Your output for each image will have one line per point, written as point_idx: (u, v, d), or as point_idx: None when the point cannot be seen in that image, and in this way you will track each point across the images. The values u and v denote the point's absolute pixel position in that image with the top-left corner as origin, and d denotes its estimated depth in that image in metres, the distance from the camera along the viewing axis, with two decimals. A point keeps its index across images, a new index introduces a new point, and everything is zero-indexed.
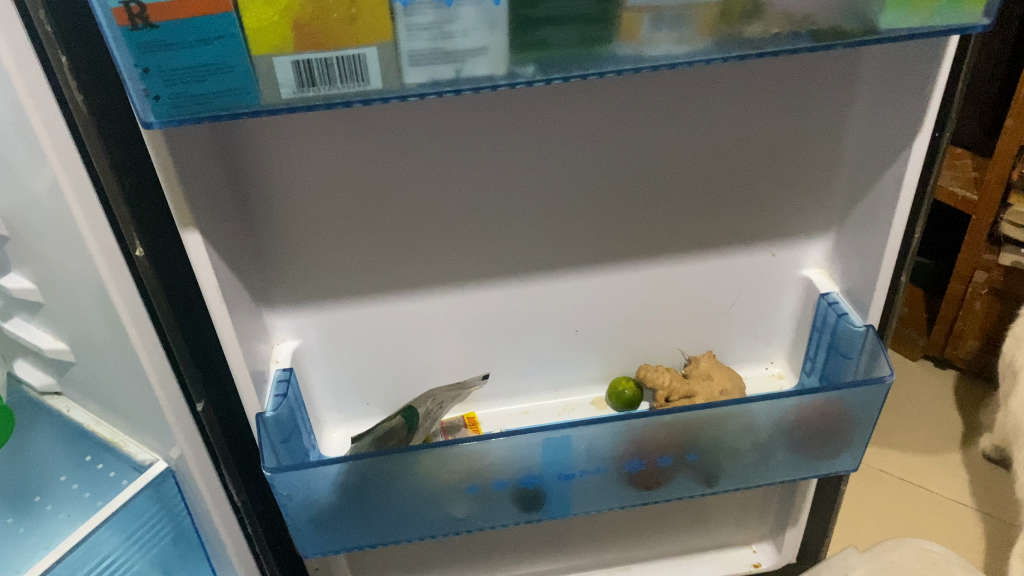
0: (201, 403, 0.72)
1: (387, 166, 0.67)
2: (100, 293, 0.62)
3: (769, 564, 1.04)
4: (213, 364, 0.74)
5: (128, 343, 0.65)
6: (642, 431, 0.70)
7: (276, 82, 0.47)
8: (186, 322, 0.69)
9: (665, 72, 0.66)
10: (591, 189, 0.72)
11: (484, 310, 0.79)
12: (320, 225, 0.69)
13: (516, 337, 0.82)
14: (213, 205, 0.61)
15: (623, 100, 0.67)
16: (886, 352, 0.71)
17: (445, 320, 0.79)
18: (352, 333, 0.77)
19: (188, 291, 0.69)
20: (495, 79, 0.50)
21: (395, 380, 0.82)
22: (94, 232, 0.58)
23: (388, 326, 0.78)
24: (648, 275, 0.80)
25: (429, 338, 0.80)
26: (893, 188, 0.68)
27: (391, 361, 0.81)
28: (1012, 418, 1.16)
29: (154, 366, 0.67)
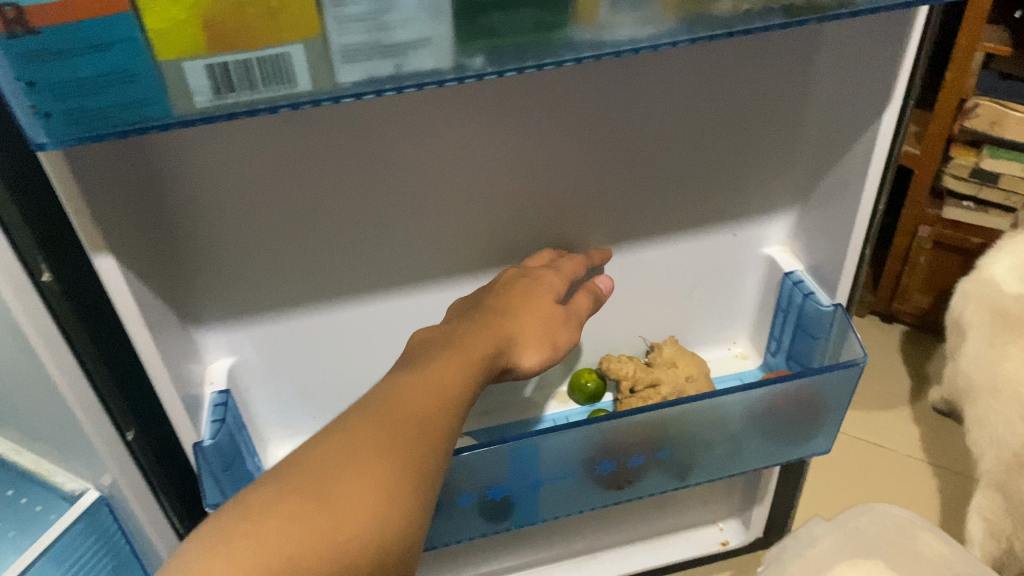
0: (132, 432, 0.65)
1: (318, 163, 0.60)
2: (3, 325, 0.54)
3: (738, 541, 1.04)
4: (139, 388, 0.67)
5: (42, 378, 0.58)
6: (613, 432, 0.67)
7: (189, 88, 0.41)
8: (104, 346, 0.62)
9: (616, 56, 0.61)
10: (543, 176, 0.67)
11: (437, 310, 0.74)
12: (252, 229, 0.63)
13: None
14: (126, 220, 0.55)
15: (573, 78, 0.61)
16: (857, 331, 0.68)
17: (394, 323, 0.73)
18: (296, 344, 0.72)
19: (102, 311, 0.62)
20: (441, 73, 0.44)
21: (345, 389, 0.77)
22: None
23: (333, 334, 0.72)
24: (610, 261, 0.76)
25: (380, 345, 0.75)
26: (863, 164, 0.64)
27: (339, 371, 0.75)
28: (965, 377, 1.09)
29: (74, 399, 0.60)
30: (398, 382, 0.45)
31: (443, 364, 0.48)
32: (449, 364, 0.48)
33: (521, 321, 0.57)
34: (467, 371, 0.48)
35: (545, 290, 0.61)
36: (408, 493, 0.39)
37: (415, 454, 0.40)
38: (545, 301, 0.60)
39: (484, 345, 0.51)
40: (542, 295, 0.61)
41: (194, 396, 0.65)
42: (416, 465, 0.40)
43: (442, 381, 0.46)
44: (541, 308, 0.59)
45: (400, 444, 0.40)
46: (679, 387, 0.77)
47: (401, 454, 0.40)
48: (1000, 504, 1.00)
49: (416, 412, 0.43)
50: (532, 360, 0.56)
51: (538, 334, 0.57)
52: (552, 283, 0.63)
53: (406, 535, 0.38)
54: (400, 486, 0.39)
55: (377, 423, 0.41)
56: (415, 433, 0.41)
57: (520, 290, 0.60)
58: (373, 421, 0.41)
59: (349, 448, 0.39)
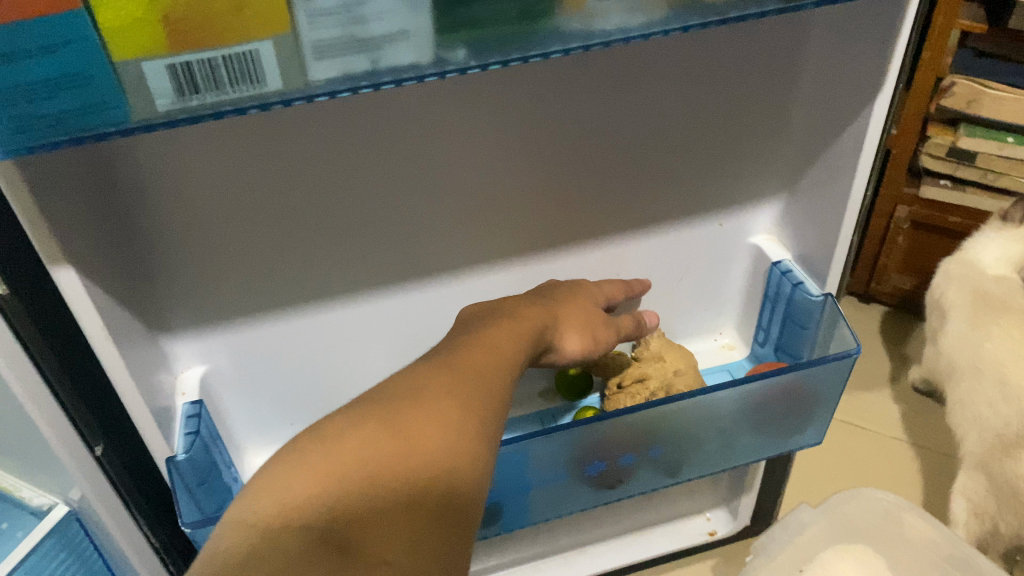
0: None
1: (283, 160, 0.57)
2: None
3: (725, 531, 1.02)
4: None
5: None
6: (619, 428, 0.65)
7: (148, 90, 0.38)
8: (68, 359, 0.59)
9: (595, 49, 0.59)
10: (521, 168, 0.64)
11: (419, 310, 0.72)
12: (216, 230, 0.60)
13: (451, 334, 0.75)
14: (83, 226, 0.51)
15: (548, 65, 0.58)
16: (848, 319, 0.66)
17: (373, 321, 0.71)
18: (278, 351, 0.69)
19: None
20: (420, 68, 0.42)
21: (329, 393, 0.75)
22: None
23: (310, 337, 0.70)
24: (601, 255, 0.74)
25: (367, 347, 0.73)
26: (852, 152, 0.62)
27: (315, 374, 0.73)
28: (946, 358, 1.05)
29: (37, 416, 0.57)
30: (457, 347, 0.49)
31: (494, 331, 0.52)
32: (501, 336, 0.51)
33: (570, 311, 0.61)
34: (509, 353, 0.50)
35: (591, 292, 0.67)
36: (475, 431, 0.41)
37: (478, 401, 0.43)
38: (590, 302, 0.65)
39: (535, 323, 0.55)
40: (589, 297, 0.66)
41: (163, 408, 0.62)
42: (481, 409, 0.43)
43: (498, 349, 0.49)
44: (586, 305, 0.64)
45: (464, 394, 0.43)
46: (668, 383, 0.74)
47: (465, 400, 0.42)
48: (982, 485, 0.96)
49: (475, 364, 0.46)
50: (573, 345, 0.60)
51: (580, 322, 0.61)
52: (597, 291, 0.68)
53: (474, 463, 0.40)
54: (465, 424, 0.41)
55: (443, 375, 0.44)
56: (472, 383, 0.44)
57: (566, 289, 0.65)
58: (439, 375, 0.44)
59: (418, 392, 0.42)
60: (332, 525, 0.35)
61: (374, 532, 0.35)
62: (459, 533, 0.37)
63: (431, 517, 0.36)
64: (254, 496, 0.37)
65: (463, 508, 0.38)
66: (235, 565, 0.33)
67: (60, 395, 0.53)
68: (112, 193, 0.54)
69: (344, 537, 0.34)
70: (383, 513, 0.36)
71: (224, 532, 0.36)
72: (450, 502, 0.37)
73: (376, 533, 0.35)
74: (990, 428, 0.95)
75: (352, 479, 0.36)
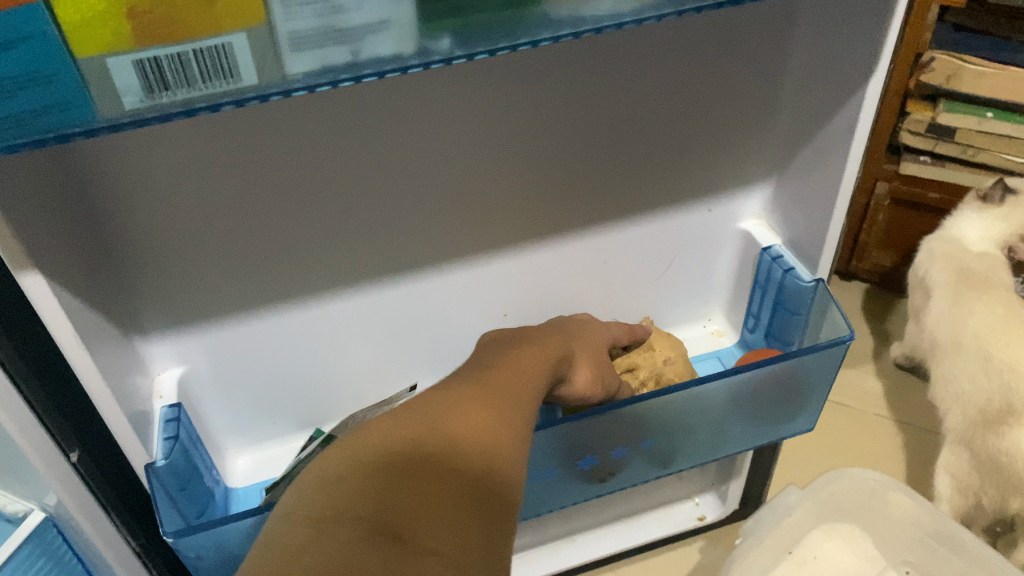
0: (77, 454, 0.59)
1: (256, 151, 0.55)
2: None
3: (714, 516, 1.02)
4: None
5: None
6: (635, 414, 0.64)
7: (115, 87, 0.35)
8: None
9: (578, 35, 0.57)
10: (502, 155, 0.62)
11: (405, 305, 0.70)
12: (189, 226, 0.57)
13: (437, 328, 0.73)
14: (50, 225, 0.49)
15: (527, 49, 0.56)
16: (839, 304, 0.65)
17: (358, 318, 0.69)
18: (279, 350, 0.69)
19: None
20: (403, 58, 0.39)
21: (320, 392, 0.74)
22: None
23: (292, 336, 0.68)
24: (605, 245, 0.73)
25: (367, 343, 0.72)
26: (842, 136, 0.60)
27: (298, 373, 0.71)
28: (929, 335, 1.04)
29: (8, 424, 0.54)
30: (491, 363, 0.49)
31: (523, 350, 0.52)
32: (529, 359, 0.51)
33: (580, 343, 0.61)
34: (534, 374, 0.49)
35: (598, 329, 0.67)
36: (509, 441, 0.40)
37: (511, 415, 0.42)
38: (598, 339, 0.65)
39: (556, 350, 0.55)
40: (597, 334, 0.67)
41: (143, 411, 0.60)
42: (513, 424, 0.42)
43: (526, 368, 0.49)
44: (593, 342, 0.64)
45: (500, 408, 0.42)
46: (658, 372, 0.73)
47: (500, 412, 0.42)
48: (966, 460, 0.96)
49: (510, 380, 0.46)
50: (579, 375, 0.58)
51: (587, 355, 0.60)
52: (604, 330, 0.68)
53: (504, 472, 0.39)
54: (500, 434, 0.40)
55: (478, 389, 0.44)
56: (506, 395, 0.44)
57: (575, 327, 0.66)
58: (474, 388, 0.44)
59: (456, 403, 0.41)
60: (387, 510, 0.32)
61: (431, 522, 0.32)
62: (497, 537, 0.35)
63: (471, 511, 0.34)
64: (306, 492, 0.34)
65: (498, 512, 0.36)
66: (283, 555, 0.30)
67: (29, 400, 0.48)
68: (78, 191, 0.52)
69: (402, 526, 0.31)
70: (436, 511, 0.33)
71: (280, 523, 0.33)
72: (488, 503, 0.36)
73: (429, 523, 0.32)
74: (972, 404, 0.94)
75: (402, 475, 0.34)
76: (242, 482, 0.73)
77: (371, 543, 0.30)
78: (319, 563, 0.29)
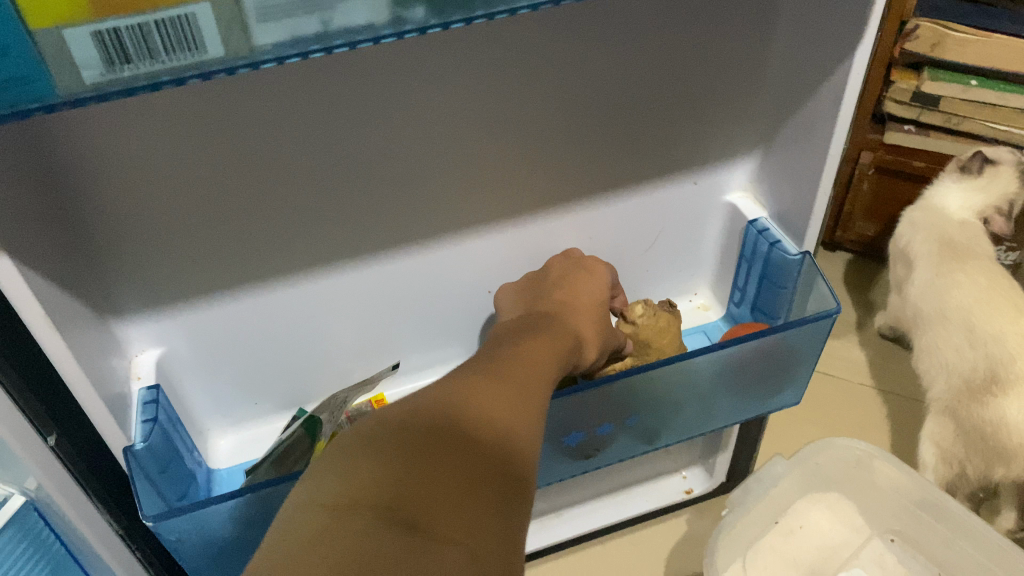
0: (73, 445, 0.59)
1: (229, 126, 0.53)
2: None
3: (702, 489, 1.02)
4: None
5: None
6: (629, 390, 0.64)
7: (72, 61, 0.34)
8: None
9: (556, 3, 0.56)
10: (482, 127, 0.61)
11: (392, 282, 0.69)
12: (159, 202, 0.56)
13: (425, 306, 0.73)
14: (18, 205, 0.47)
15: (507, 18, 0.55)
16: (826, 277, 0.64)
17: (343, 297, 0.68)
18: (276, 333, 0.68)
19: None
20: (375, 28, 0.38)
21: (307, 373, 0.73)
22: None
23: (278, 316, 0.67)
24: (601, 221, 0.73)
25: (360, 324, 0.71)
26: (830, 105, 0.59)
27: (283, 354, 0.70)
28: (913, 306, 1.04)
29: None
30: (503, 352, 0.49)
31: (542, 339, 0.52)
32: (540, 348, 0.51)
33: (587, 320, 0.60)
34: (545, 363, 0.49)
35: (597, 288, 0.65)
36: (522, 433, 0.40)
37: (521, 406, 0.42)
38: (596, 302, 0.64)
39: (566, 340, 0.54)
40: (594, 295, 0.64)
41: (120, 395, 0.59)
42: (519, 411, 0.42)
43: (535, 358, 0.49)
44: (597, 311, 0.62)
45: (512, 397, 0.42)
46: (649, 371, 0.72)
47: (510, 402, 0.42)
48: (950, 429, 0.96)
49: (523, 371, 0.46)
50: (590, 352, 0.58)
51: (594, 329, 0.60)
52: (601, 284, 0.67)
53: (515, 462, 0.38)
54: (510, 424, 0.40)
55: (489, 377, 0.43)
56: (517, 386, 0.44)
57: (570, 293, 0.63)
58: (486, 377, 0.43)
59: (468, 393, 0.41)
60: (402, 499, 0.32)
61: (441, 516, 0.32)
62: (508, 527, 0.35)
63: (481, 500, 0.34)
64: (319, 481, 0.33)
65: (509, 500, 0.36)
66: (295, 547, 0.29)
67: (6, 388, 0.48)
68: (46, 168, 0.51)
69: (416, 519, 0.31)
70: (444, 503, 0.33)
71: (295, 511, 0.32)
72: (497, 492, 0.36)
73: (442, 515, 0.32)
74: (957, 373, 0.94)
75: (415, 462, 0.34)
76: (226, 463, 0.72)
77: (384, 533, 0.30)
78: (331, 557, 0.28)
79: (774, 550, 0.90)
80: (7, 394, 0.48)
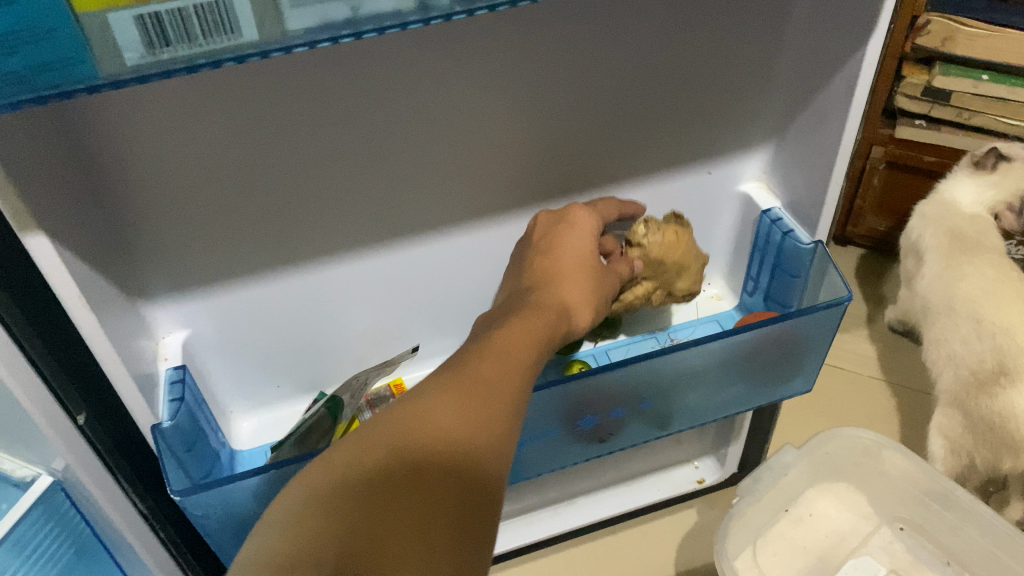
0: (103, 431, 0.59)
1: (256, 115, 0.55)
2: None
3: (713, 479, 1.04)
4: None
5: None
6: (636, 376, 0.65)
7: (115, 44, 0.36)
8: None
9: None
10: (500, 117, 0.62)
11: (399, 270, 0.70)
12: (188, 188, 0.58)
13: (436, 293, 0.74)
14: (54, 190, 0.49)
15: (526, 11, 0.56)
16: (838, 265, 0.65)
17: (356, 282, 0.70)
18: (272, 315, 0.69)
19: None
20: (403, 15, 0.40)
21: (325, 358, 0.75)
22: None
23: (295, 301, 0.69)
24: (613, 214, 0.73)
25: (375, 308, 0.72)
26: (842, 96, 0.60)
27: (299, 337, 0.72)
28: (922, 299, 1.04)
29: None
30: (482, 342, 0.47)
31: (524, 319, 0.50)
32: (516, 334, 0.48)
33: (572, 284, 0.57)
34: (531, 341, 0.48)
35: (581, 242, 0.61)
36: (484, 451, 0.39)
37: (491, 414, 0.41)
38: (583, 257, 0.60)
39: (550, 315, 0.52)
40: (581, 250, 0.60)
41: (147, 374, 0.61)
42: (488, 423, 0.41)
43: (512, 348, 0.46)
44: (585, 269, 0.59)
45: (478, 407, 0.41)
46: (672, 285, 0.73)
47: (479, 411, 0.41)
48: (958, 421, 0.97)
49: (504, 364, 0.45)
50: (582, 317, 0.56)
51: (582, 294, 0.57)
52: (586, 235, 0.62)
53: (478, 486, 0.38)
54: (477, 449, 0.39)
55: (454, 387, 0.41)
56: (496, 389, 0.43)
57: (551, 257, 0.59)
58: (450, 386, 0.42)
59: (433, 407, 0.40)
60: (349, 556, 0.31)
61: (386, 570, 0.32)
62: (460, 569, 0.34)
63: (431, 549, 0.34)
64: (272, 531, 0.33)
65: (465, 536, 0.36)
66: None
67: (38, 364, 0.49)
68: (82, 156, 0.52)
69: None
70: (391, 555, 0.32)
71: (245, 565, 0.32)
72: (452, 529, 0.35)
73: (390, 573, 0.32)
74: (965, 366, 0.95)
75: (362, 511, 0.34)
76: (247, 444, 0.73)
77: None
78: None
79: (783, 537, 0.92)
80: (34, 368, 0.49)
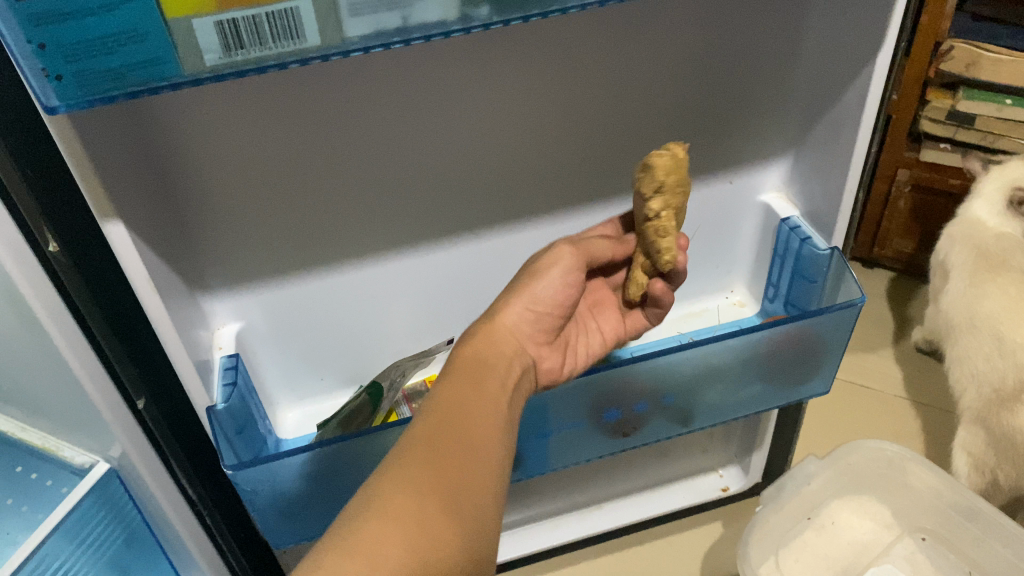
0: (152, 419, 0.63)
1: (309, 121, 0.60)
2: (29, 317, 0.51)
3: (738, 487, 1.05)
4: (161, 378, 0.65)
5: (67, 367, 0.55)
6: (650, 373, 0.69)
7: (197, 47, 0.41)
8: (121, 331, 0.59)
9: (603, 14, 0.62)
10: (534, 125, 0.67)
11: (399, 276, 0.74)
12: (245, 187, 0.63)
13: (458, 293, 0.78)
14: (129, 186, 0.54)
15: (557, 20, 0.61)
16: (852, 270, 0.68)
17: (354, 293, 0.74)
18: (285, 315, 0.73)
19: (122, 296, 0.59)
20: (446, 24, 0.45)
21: (360, 354, 0.79)
22: (14, 255, 0.48)
23: (320, 303, 0.73)
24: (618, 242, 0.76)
25: (396, 308, 0.76)
26: (854, 108, 0.64)
27: (317, 338, 0.76)
28: (945, 315, 1.07)
29: (99, 392, 0.57)
30: (432, 398, 0.48)
31: (463, 370, 0.51)
32: (460, 386, 0.49)
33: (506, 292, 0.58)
34: (476, 380, 0.50)
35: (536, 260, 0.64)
36: (438, 520, 0.40)
37: (436, 479, 0.42)
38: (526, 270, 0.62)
39: (489, 337, 0.54)
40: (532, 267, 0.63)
41: (204, 360, 0.66)
42: (439, 490, 0.41)
43: (452, 406, 0.47)
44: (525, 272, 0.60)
45: (430, 487, 0.42)
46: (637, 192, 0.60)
47: (429, 482, 0.42)
48: (982, 437, 0.98)
49: (457, 415, 0.46)
50: (511, 314, 0.56)
51: (509, 299, 0.57)
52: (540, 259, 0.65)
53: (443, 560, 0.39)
54: (429, 522, 0.40)
55: (401, 474, 0.42)
56: (445, 450, 0.44)
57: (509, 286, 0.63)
58: (395, 468, 0.43)
59: (381, 494, 0.41)
60: None
61: None
62: None
63: None
64: None
65: None
66: None
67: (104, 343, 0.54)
68: (152, 156, 0.58)
69: None
70: None
71: None
72: None
73: None
74: (987, 382, 0.97)
75: None
76: (292, 433, 0.78)
77: None
78: None
79: (805, 545, 0.94)
80: (98, 359, 0.56)
